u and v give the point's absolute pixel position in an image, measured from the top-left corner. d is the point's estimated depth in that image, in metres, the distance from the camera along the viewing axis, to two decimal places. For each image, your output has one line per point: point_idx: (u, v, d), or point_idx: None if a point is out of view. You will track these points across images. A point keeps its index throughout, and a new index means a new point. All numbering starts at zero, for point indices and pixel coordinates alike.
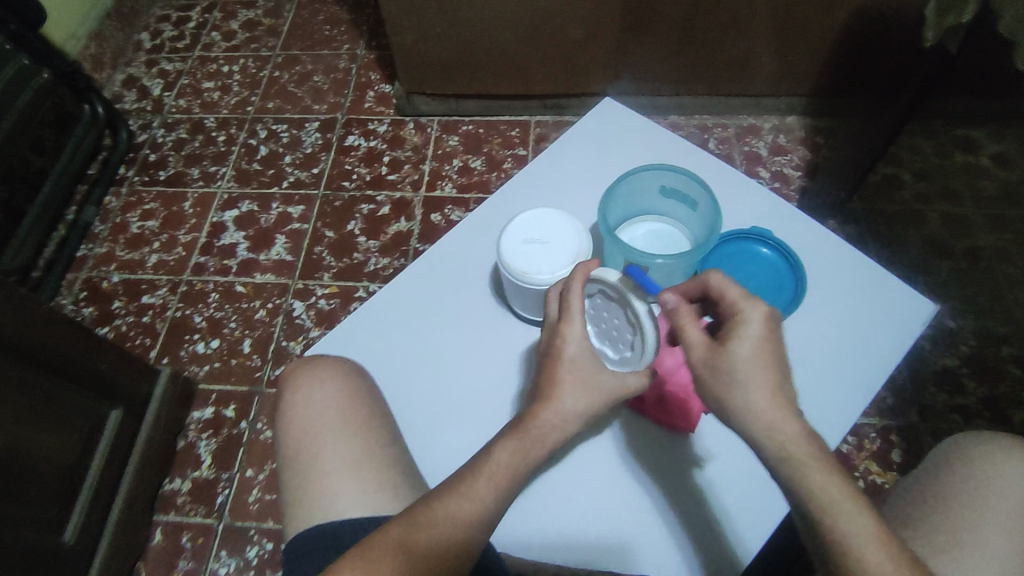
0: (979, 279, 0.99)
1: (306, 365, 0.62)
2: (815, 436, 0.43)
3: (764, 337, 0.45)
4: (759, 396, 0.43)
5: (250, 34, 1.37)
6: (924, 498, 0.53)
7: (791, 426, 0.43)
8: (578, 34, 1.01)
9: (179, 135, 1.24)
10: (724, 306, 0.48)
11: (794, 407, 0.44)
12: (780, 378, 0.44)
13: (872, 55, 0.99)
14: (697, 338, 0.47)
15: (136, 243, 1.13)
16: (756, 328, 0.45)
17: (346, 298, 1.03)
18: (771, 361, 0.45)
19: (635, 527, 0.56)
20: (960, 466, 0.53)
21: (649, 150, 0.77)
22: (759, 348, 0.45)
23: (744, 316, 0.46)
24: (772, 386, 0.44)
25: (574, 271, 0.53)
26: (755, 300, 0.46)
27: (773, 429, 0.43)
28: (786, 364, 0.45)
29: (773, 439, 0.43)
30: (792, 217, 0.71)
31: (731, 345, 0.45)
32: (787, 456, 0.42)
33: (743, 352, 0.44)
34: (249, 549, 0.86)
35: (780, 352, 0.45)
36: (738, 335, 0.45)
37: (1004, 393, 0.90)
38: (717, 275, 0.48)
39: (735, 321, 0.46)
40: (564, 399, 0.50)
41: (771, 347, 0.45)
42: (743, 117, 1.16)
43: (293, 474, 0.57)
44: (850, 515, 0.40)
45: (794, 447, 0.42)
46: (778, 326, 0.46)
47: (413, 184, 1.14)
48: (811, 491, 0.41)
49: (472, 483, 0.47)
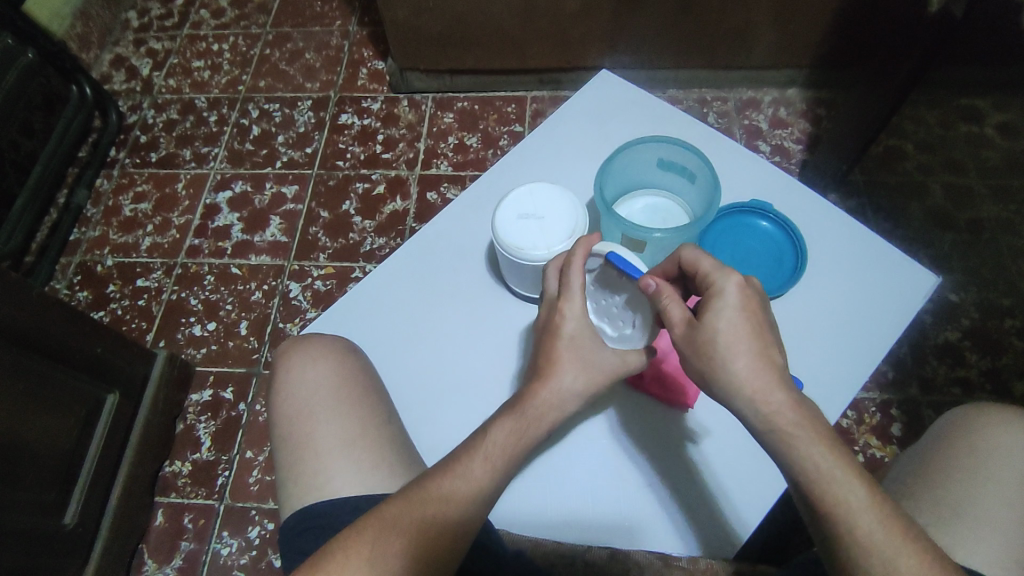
0: (982, 252, 0.98)
1: (300, 344, 0.61)
2: (805, 403, 0.43)
3: (740, 306, 0.44)
4: (742, 367, 0.43)
5: (239, 11, 1.34)
6: (921, 475, 0.53)
7: (778, 396, 0.42)
8: (573, 6, 0.99)
9: (170, 116, 1.22)
10: (699, 281, 0.47)
11: (783, 377, 0.43)
12: (762, 345, 0.44)
13: (875, 24, 0.97)
14: (676, 315, 0.46)
15: (129, 226, 1.11)
16: (730, 297, 0.44)
17: (342, 279, 1.02)
18: (752, 329, 0.44)
19: (634, 504, 0.55)
20: (958, 441, 0.53)
21: (647, 123, 0.75)
22: (736, 317, 0.44)
23: (718, 286, 0.45)
24: (754, 355, 0.43)
25: (575, 246, 0.52)
26: (728, 270, 0.46)
27: (759, 400, 0.42)
28: (768, 331, 0.44)
29: (761, 411, 0.42)
30: (791, 189, 0.70)
31: (707, 318, 0.44)
32: (775, 428, 0.42)
33: (721, 323, 0.44)
34: (250, 530, 0.86)
35: (760, 319, 0.44)
36: (713, 307, 0.44)
37: (1006, 366, 0.90)
38: (688, 250, 0.48)
39: (710, 293, 0.45)
40: (563, 377, 0.49)
41: (750, 315, 0.44)
42: (743, 90, 1.14)
43: (287, 454, 0.57)
44: (851, 488, 0.39)
45: (784, 418, 0.42)
46: (756, 292, 0.45)
47: (409, 162, 1.12)
48: (803, 463, 0.40)
49: (470, 463, 0.47)
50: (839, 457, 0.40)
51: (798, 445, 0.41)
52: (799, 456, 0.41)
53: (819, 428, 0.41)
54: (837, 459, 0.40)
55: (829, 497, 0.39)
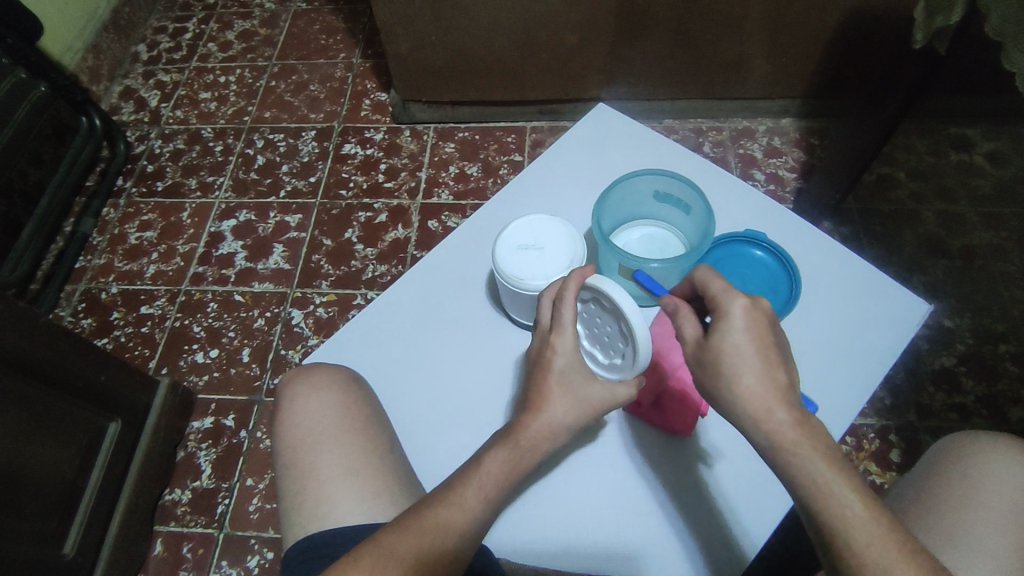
0: (976, 278, 0.99)
1: (304, 374, 0.62)
2: (809, 421, 0.43)
3: (746, 329, 0.45)
4: (748, 388, 0.44)
5: (246, 44, 1.37)
6: (922, 491, 0.54)
7: (779, 415, 0.43)
8: (571, 41, 1.02)
9: (177, 146, 1.25)
10: (710, 299, 0.48)
11: (788, 396, 0.44)
12: (769, 368, 0.44)
13: (863, 57, 1.00)
14: (689, 333, 0.48)
15: (135, 254, 1.13)
16: (735, 318, 0.45)
17: (344, 306, 1.03)
18: (756, 351, 0.44)
19: (633, 530, 0.56)
20: (958, 460, 0.54)
21: (644, 154, 0.77)
22: (741, 339, 0.45)
23: (723, 308, 0.46)
24: (758, 376, 0.44)
25: (568, 278, 0.53)
26: (735, 291, 0.46)
27: (762, 418, 0.43)
28: (773, 352, 0.45)
29: (763, 429, 0.43)
30: (786, 219, 0.72)
31: (715, 339, 0.46)
32: (780, 447, 0.42)
33: (727, 345, 0.45)
34: (249, 559, 0.86)
35: (766, 340, 0.45)
36: (720, 329, 0.45)
37: (1003, 392, 0.90)
38: (701, 267, 0.49)
39: (717, 314, 0.46)
40: (552, 410, 0.50)
41: (755, 336, 0.45)
42: (738, 120, 1.16)
43: (290, 483, 0.57)
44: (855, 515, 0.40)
45: (785, 437, 0.42)
46: (762, 314, 0.46)
47: (410, 191, 1.14)
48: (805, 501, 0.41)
49: (463, 492, 0.47)
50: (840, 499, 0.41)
51: (802, 471, 0.41)
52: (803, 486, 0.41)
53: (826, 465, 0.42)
54: (837, 477, 0.41)
55: (830, 519, 0.40)
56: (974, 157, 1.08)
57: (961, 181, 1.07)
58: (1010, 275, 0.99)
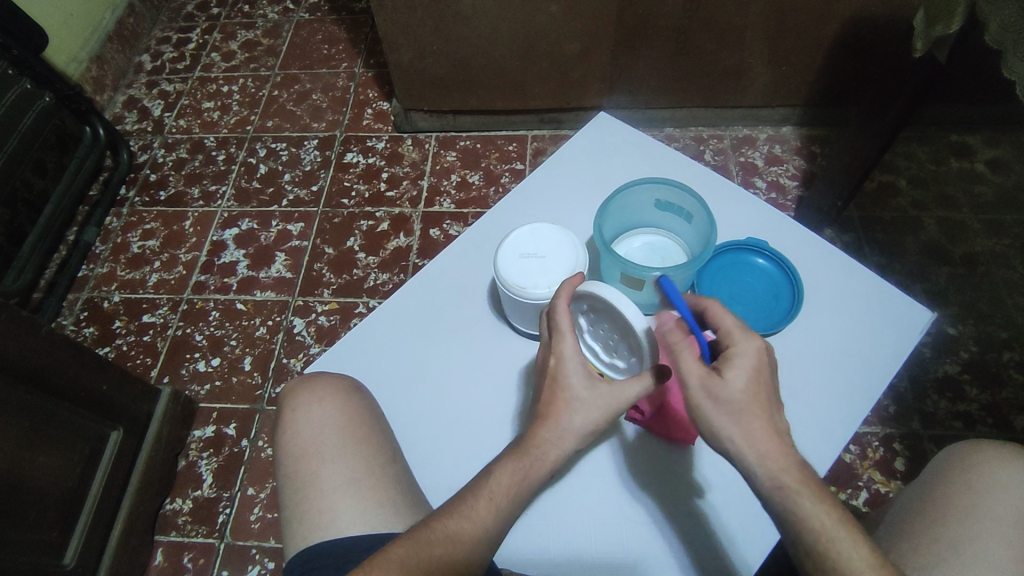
0: (978, 285, 0.99)
1: (307, 382, 0.63)
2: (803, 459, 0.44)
3: (758, 369, 0.46)
4: (757, 427, 0.44)
5: (249, 54, 1.38)
6: (931, 499, 0.53)
7: (782, 454, 0.44)
8: (571, 51, 1.02)
9: (180, 155, 1.25)
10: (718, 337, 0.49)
11: (783, 435, 0.45)
12: (773, 409, 0.45)
13: (863, 65, 1.00)
14: (691, 364, 0.47)
15: (137, 263, 1.13)
16: (747, 360, 0.46)
17: (346, 314, 1.03)
18: (762, 393, 0.45)
19: (640, 539, 0.55)
20: (972, 471, 0.53)
21: (645, 163, 0.77)
22: (751, 381, 0.45)
23: (738, 348, 0.47)
24: (763, 419, 0.44)
25: (557, 290, 0.54)
26: (750, 333, 0.48)
27: (767, 459, 0.43)
28: (774, 393, 0.46)
29: (768, 469, 0.43)
30: (788, 227, 0.72)
31: (729, 374, 0.45)
32: (783, 485, 0.42)
33: (741, 383, 0.45)
34: (250, 569, 0.85)
35: (768, 386, 0.46)
36: (735, 366, 0.46)
37: (1007, 400, 0.89)
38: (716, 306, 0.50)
39: (730, 351, 0.47)
40: (561, 419, 0.50)
41: (762, 380, 0.46)
42: (739, 128, 1.17)
43: (292, 493, 0.57)
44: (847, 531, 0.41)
45: (789, 478, 0.43)
46: (769, 358, 0.47)
47: (412, 200, 1.14)
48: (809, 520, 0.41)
49: (475, 503, 0.47)
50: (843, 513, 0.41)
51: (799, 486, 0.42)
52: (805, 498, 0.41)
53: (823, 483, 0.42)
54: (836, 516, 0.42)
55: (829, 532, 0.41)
56: (975, 164, 1.08)
57: (962, 188, 1.07)
58: (1013, 283, 0.98)
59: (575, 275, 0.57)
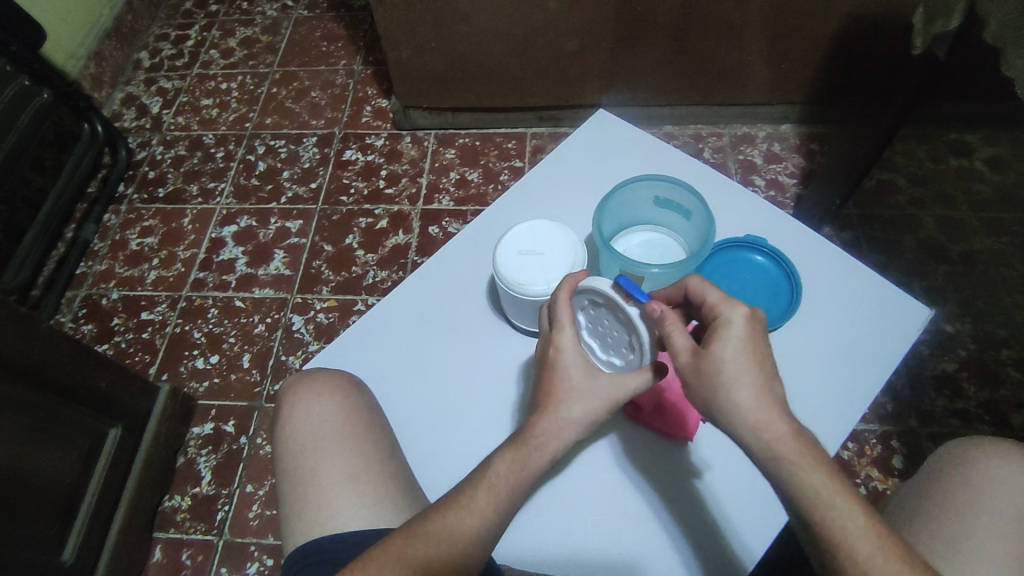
0: (976, 283, 0.99)
1: (306, 379, 0.62)
2: (804, 434, 0.43)
3: (747, 338, 0.45)
4: (746, 398, 0.43)
5: (248, 51, 1.38)
6: (941, 481, 0.54)
7: (778, 425, 0.43)
8: (571, 48, 1.02)
9: (179, 152, 1.25)
10: (706, 312, 0.48)
11: (782, 407, 0.44)
12: (765, 378, 0.44)
13: (863, 64, 1.00)
14: (681, 341, 0.47)
15: (136, 260, 1.13)
16: (736, 327, 0.45)
17: (344, 312, 1.03)
18: (754, 360, 0.45)
19: (637, 535, 0.55)
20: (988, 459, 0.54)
21: (644, 160, 0.77)
22: (741, 348, 0.45)
23: (725, 317, 0.46)
24: (757, 385, 0.44)
25: (561, 284, 0.55)
26: (735, 302, 0.47)
27: (761, 429, 0.43)
28: (769, 363, 0.45)
29: (762, 439, 0.43)
30: (787, 225, 0.72)
31: (715, 346, 0.45)
32: (777, 456, 0.42)
33: (727, 352, 0.44)
34: (249, 566, 0.85)
35: (763, 350, 0.45)
36: (721, 337, 0.45)
37: (1005, 398, 0.90)
38: (698, 279, 0.49)
39: (717, 323, 0.46)
40: (560, 407, 0.50)
41: (753, 346, 0.45)
42: (738, 126, 1.17)
43: (291, 489, 0.57)
44: (847, 514, 0.40)
45: (784, 449, 0.42)
46: (760, 325, 0.46)
47: (411, 197, 1.14)
48: (803, 490, 0.41)
49: (473, 494, 0.47)
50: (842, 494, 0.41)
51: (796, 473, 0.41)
52: (800, 483, 0.41)
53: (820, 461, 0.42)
54: (832, 484, 0.41)
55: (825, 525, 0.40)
56: (973, 163, 1.08)
57: (960, 186, 1.07)
58: (1011, 280, 0.99)
59: (576, 272, 0.57)
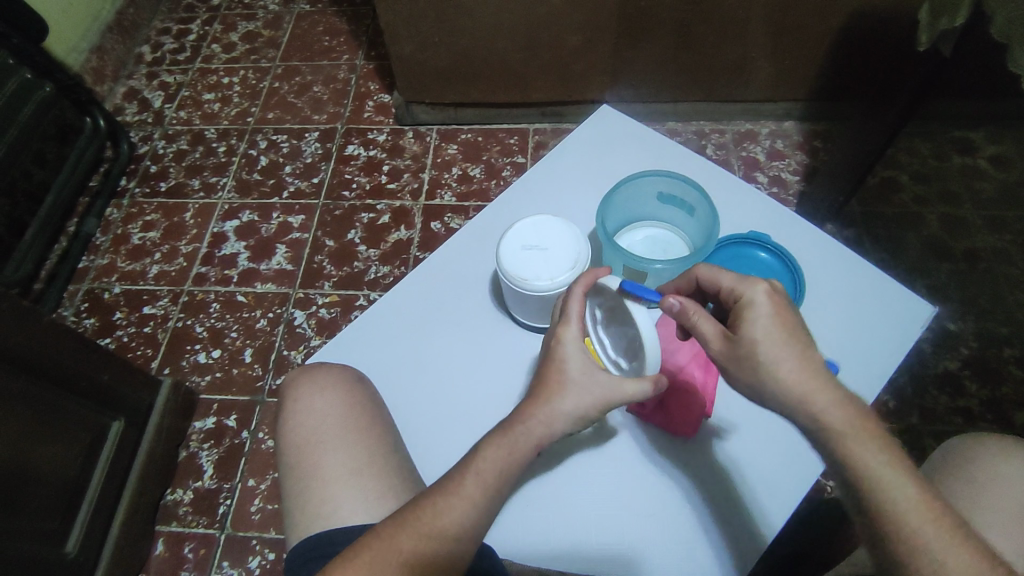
0: (979, 280, 0.99)
1: (308, 373, 0.63)
2: (854, 402, 0.43)
3: (774, 313, 0.45)
4: (789, 374, 0.43)
5: (250, 45, 1.38)
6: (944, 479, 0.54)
7: (826, 395, 0.43)
8: (574, 43, 1.02)
9: (180, 146, 1.25)
10: (725, 296, 0.48)
11: (826, 375, 0.44)
12: (802, 351, 0.44)
13: (867, 62, 1.00)
14: (709, 330, 0.47)
15: (137, 254, 1.13)
16: (762, 304, 0.45)
17: (346, 307, 1.03)
18: (788, 333, 0.44)
19: (635, 530, 0.56)
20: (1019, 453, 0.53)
21: (646, 156, 0.77)
22: (772, 324, 0.45)
23: (747, 297, 0.46)
24: (795, 360, 0.44)
25: (581, 276, 0.54)
26: (752, 279, 0.47)
27: (810, 403, 0.43)
28: (801, 331, 0.45)
29: (811, 413, 0.43)
30: (791, 223, 0.71)
31: (745, 329, 0.45)
32: (829, 429, 0.42)
33: (759, 332, 0.44)
34: (250, 560, 0.86)
35: (794, 320, 0.45)
36: (749, 318, 0.45)
37: (1006, 395, 0.90)
38: (705, 269, 0.50)
39: (741, 305, 0.46)
40: (554, 398, 0.50)
41: (783, 319, 0.45)
42: (742, 122, 1.17)
43: (293, 482, 0.57)
44: (899, 487, 0.40)
45: (836, 420, 0.42)
46: (783, 296, 0.46)
47: (413, 193, 1.14)
48: (854, 463, 0.41)
49: (462, 482, 0.48)
50: (893, 466, 0.41)
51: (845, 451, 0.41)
52: (850, 456, 0.41)
53: (871, 431, 0.42)
54: (885, 456, 0.41)
55: (873, 498, 0.40)
56: (978, 160, 1.06)
57: (963, 184, 1.07)
58: (1014, 278, 0.98)
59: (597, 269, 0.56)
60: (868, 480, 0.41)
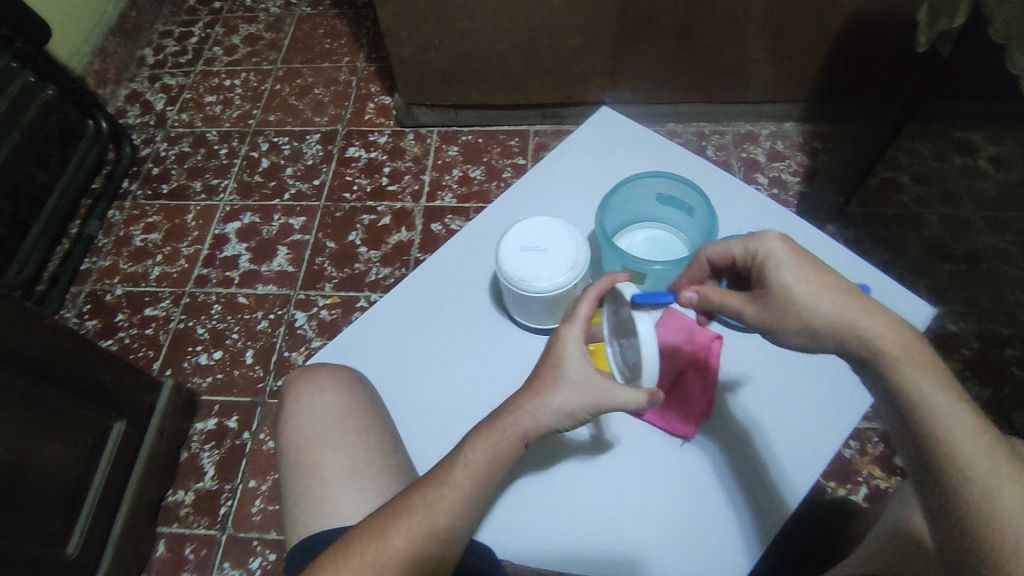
0: (980, 280, 0.99)
1: (309, 373, 0.63)
2: (904, 327, 0.43)
3: (793, 256, 0.47)
4: (829, 308, 0.44)
5: (251, 48, 1.38)
6: None
7: (872, 321, 0.43)
8: (574, 45, 1.02)
9: (182, 149, 1.25)
10: (742, 262, 0.50)
11: (867, 301, 0.44)
12: (834, 285, 0.45)
13: (866, 63, 1.00)
14: (733, 300, 0.49)
15: (139, 256, 1.13)
16: (778, 253, 0.47)
17: (347, 308, 1.04)
18: (813, 271, 0.46)
19: (630, 528, 0.56)
20: None
21: (646, 157, 0.77)
22: (795, 266, 0.46)
23: (762, 250, 0.48)
24: (829, 293, 0.45)
25: (597, 282, 0.54)
26: (760, 234, 0.49)
27: (856, 331, 0.43)
28: (824, 267, 0.46)
29: (860, 340, 0.43)
30: (791, 224, 0.71)
31: (772, 279, 0.47)
32: (879, 354, 0.42)
33: (788, 278, 0.46)
34: (251, 561, 0.86)
35: (812, 257, 0.47)
36: (772, 268, 0.47)
37: (1007, 396, 0.90)
38: (712, 246, 0.52)
39: (759, 260, 0.48)
40: (546, 391, 0.50)
41: (804, 261, 0.47)
42: (742, 124, 1.17)
43: (295, 482, 0.58)
44: (952, 412, 0.39)
45: (886, 344, 0.42)
46: (794, 241, 0.48)
47: (414, 194, 1.15)
48: (906, 389, 0.41)
49: (451, 472, 0.49)
50: (948, 395, 0.40)
51: (898, 374, 0.41)
52: (901, 380, 0.41)
53: (923, 357, 0.42)
54: (942, 387, 0.40)
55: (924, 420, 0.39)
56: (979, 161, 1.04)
57: (964, 185, 1.07)
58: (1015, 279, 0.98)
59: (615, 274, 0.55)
60: (921, 403, 0.40)
